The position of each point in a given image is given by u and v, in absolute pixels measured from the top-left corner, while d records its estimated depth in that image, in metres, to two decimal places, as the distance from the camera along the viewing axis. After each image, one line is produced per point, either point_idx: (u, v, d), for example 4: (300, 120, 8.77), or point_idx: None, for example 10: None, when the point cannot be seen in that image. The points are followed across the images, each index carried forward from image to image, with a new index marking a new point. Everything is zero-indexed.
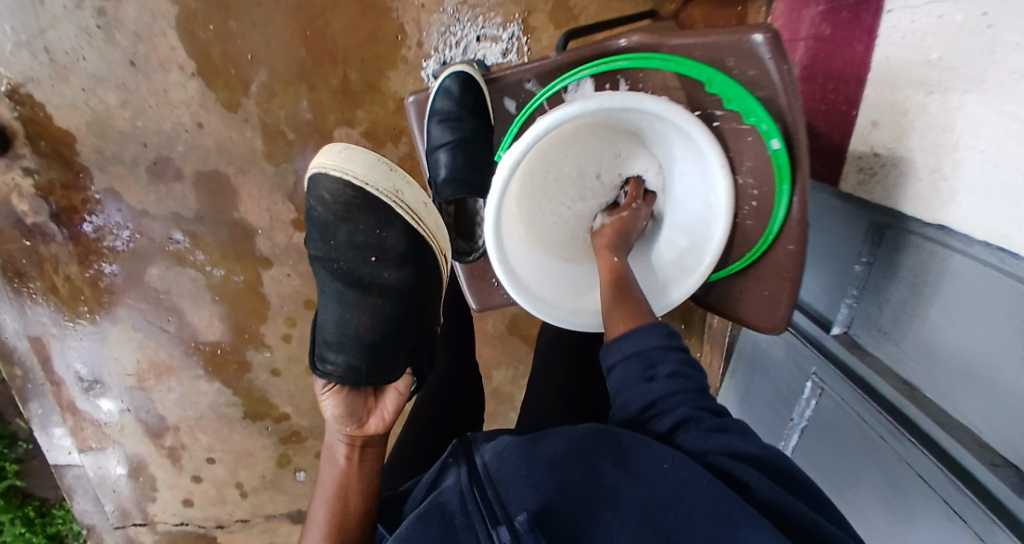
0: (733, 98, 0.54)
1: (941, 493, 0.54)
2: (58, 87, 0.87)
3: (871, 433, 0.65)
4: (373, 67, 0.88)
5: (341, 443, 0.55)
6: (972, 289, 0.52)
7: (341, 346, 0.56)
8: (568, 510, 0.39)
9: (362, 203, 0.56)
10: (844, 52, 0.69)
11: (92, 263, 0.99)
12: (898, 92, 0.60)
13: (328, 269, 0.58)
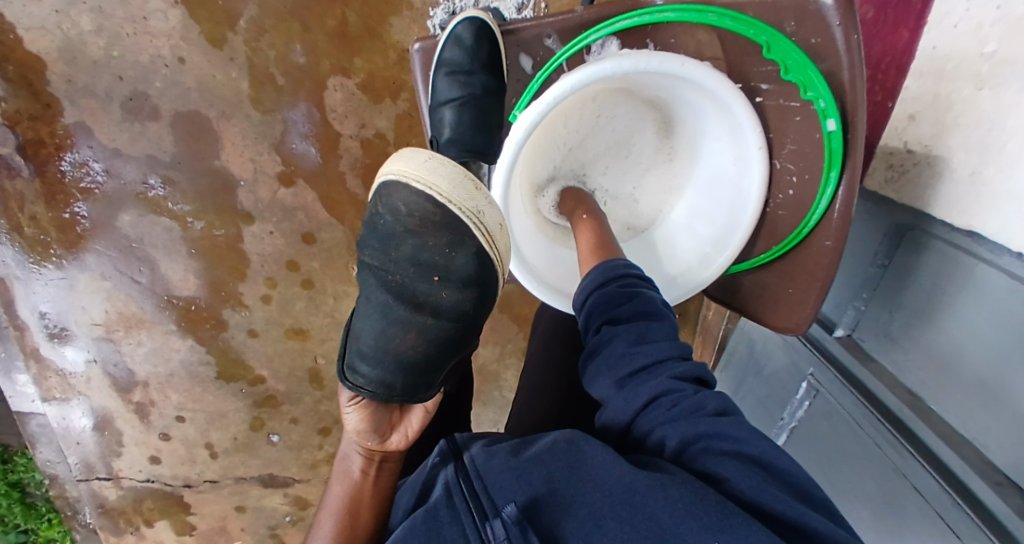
0: (792, 67, 0.48)
1: (935, 508, 0.50)
2: (28, 6, 0.79)
3: (864, 445, 0.60)
4: (375, 11, 0.80)
5: (358, 455, 0.48)
6: (998, 302, 0.47)
7: (376, 362, 0.46)
8: (556, 503, 0.36)
9: (441, 227, 0.43)
10: (888, 38, 0.62)
11: (58, 202, 0.92)
12: (945, 85, 0.54)
13: (377, 277, 0.46)
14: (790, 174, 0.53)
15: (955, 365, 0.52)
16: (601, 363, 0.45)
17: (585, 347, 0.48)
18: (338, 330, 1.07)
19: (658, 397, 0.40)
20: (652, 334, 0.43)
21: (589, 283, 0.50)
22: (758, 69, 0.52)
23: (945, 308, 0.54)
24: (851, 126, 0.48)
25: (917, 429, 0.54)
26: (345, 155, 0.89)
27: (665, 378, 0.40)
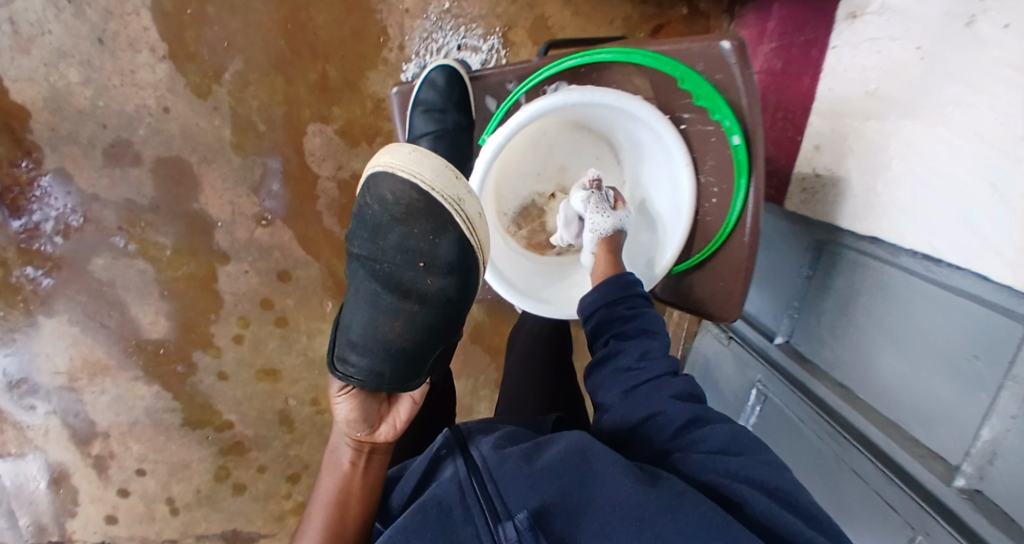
0: (703, 95, 0.57)
1: (879, 494, 0.58)
2: (17, 58, 0.83)
3: (817, 441, 0.68)
4: (354, 66, 0.88)
5: (347, 448, 0.51)
6: (900, 295, 0.57)
7: (365, 350, 0.49)
8: (565, 513, 0.39)
9: (426, 212, 0.48)
10: (796, 84, 0.73)
11: (30, 246, 0.93)
12: (842, 120, 0.63)
13: (367, 269, 0.50)
14: (712, 187, 0.61)
15: (874, 354, 0.61)
16: (607, 373, 0.52)
17: (593, 357, 0.55)
18: (311, 369, 1.07)
19: (658, 413, 0.47)
20: (652, 353, 0.51)
21: (598, 296, 0.56)
22: (678, 102, 0.60)
23: (862, 305, 0.63)
24: (752, 140, 0.57)
25: (854, 419, 0.62)
26: (322, 196, 0.94)
27: (667, 398, 0.47)
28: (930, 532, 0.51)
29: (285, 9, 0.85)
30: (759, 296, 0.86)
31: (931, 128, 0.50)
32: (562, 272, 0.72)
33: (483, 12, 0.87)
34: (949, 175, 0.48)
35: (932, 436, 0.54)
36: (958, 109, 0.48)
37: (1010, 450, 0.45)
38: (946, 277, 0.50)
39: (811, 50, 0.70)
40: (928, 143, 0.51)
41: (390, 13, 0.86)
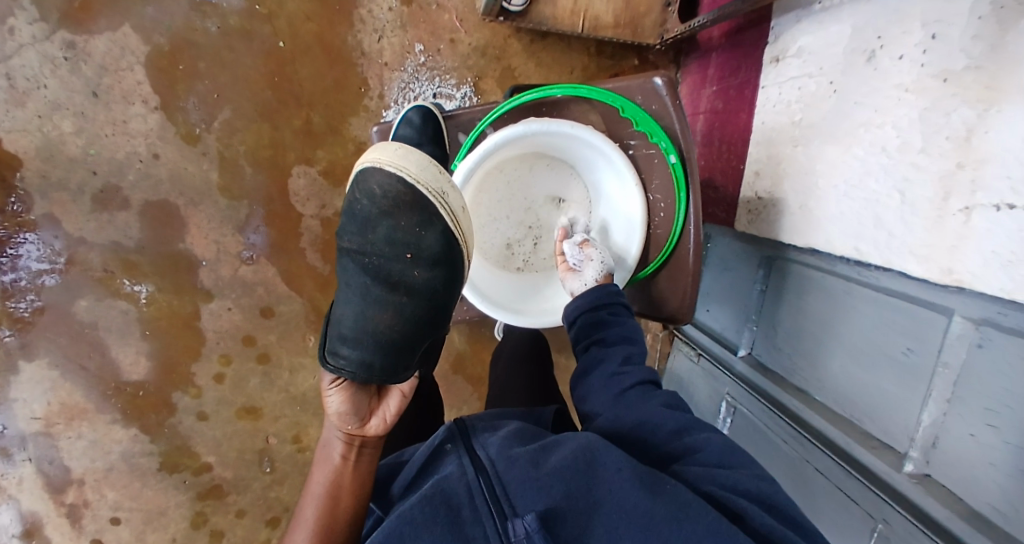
0: (642, 120, 0.65)
1: (839, 487, 0.62)
2: (11, 110, 0.88)
3: (782, 444, 0.72)
4: (336, 113, 0.95)
5: (339, 442, 0.54)
6: (843, 299, 0.64)
7: (356, 341, 0.53)
8: (569, 516, 0.42)
9: (412, 209, 0.52)
10: (734, 121, 0.82)
11: (12, 290, 0.94)
12: (773, 147, 0.72)
13: (358, 263, 0.54)
14: (659, 202, 0.68)
15: (826, 355, 0.67)
16: (597, 382, 0.58)
17: (577, 367, 0.61)
18: (292, 406, 1.08)
19: (649, 421, 0.52)
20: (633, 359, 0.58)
21: (586, 302, 0.62)
22: (625, 131, 0.68)
23: (811, 311, 0.70)
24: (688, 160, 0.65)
25: (811, 418, 0.67)
26: (305, 233, 0.99)
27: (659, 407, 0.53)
28: (884, 516, 0.56)
29: (272, 63, 0.92)
30: (721, 313, 0.92)
31: (846, 149, 0.59)
32: (535, 290, 0.76)
33: (456, 63, 0.96)
34: (865, 187, 0.56)
35: (878, 426, 0.59)
36: (867, 131, 0.56)
37: (948, 430, 0.51)
38: (882, 280, 0.57)
39: (745, 90, 0.79)
40: (845, 162, 0.59)
41: (370, 64, 0.94)
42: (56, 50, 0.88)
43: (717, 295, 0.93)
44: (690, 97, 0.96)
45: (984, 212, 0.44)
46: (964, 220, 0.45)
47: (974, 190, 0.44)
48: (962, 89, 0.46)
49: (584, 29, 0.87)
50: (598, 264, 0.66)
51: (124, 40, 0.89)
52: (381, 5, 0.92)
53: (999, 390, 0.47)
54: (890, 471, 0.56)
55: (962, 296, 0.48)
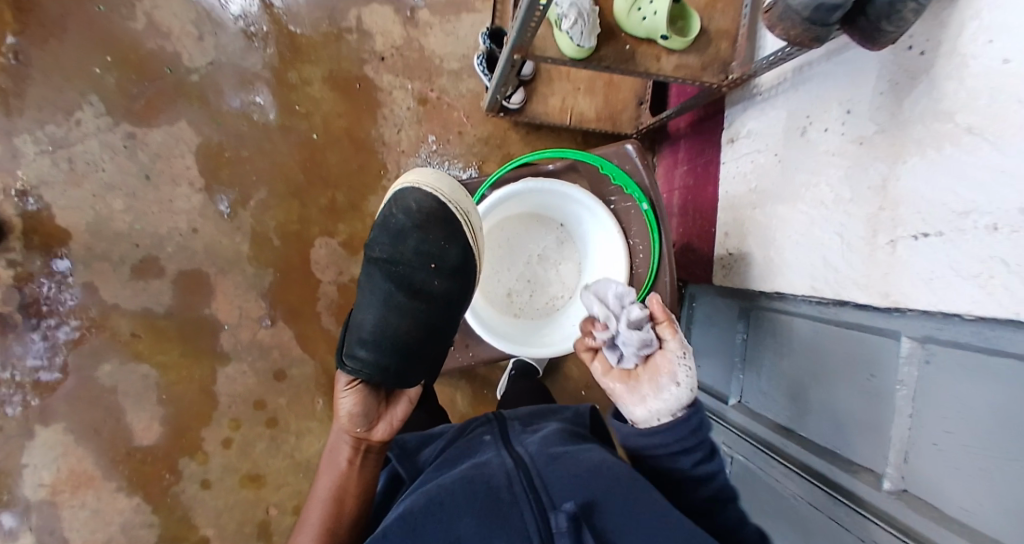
0: (618, 176, 0.78)
1: (833, 518, 0.63)
2: (67, 190, 1.02)
3: (778, 485, 0.74)
4: (358, 192, 1.08)
5: (346, 447, 0.60)
6: (810, 337, 0.71)
7: (374, 344, 0.61)
8: (602, 508, 0.46)
9: (440, 223, 0.64)
10: (702, 192, 0.96)
11: (41, 353, 1.00)
12: (735, 208, 0.84)
13: (385, 272, 0.64)
14: (637, 246, 0.79)
15: (805, 391, 0.73)
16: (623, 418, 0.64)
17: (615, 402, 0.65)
18: (295, 473, 1.08)
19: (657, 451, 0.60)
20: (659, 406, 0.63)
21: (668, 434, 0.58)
22: (606, 190, 0.81)
23: (786, 352, 0.77)
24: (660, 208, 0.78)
25: (800, 453, 0.71)
26: (323, 298, 1.07)
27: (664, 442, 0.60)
28: (874, 538, 0.57)
29: (305, 152, 1.07)
30: (711, 366, 0.98)
31: (795, 207, 0.70)
32: (537, 330, 0.83)
33: (463, 151, 1.11)
34: (812, 236, 0.66)
35: (860, 453, 0.63)
36: (807, 190, 0.67)
37: (916, 445, 0.56)
38: (842, 315, 0.65)
39: (709, 168, 0.93)
40: (794, 218, 0.70)
41: (389, 152, 1.09)
42: (117, 140, 1.03)
43: (705, 351, 1.00)
44: (665, 175, 1.11)
45: (905, 244, 0.53)
46: (891, 252, 0.55)
47: (896, 226, 0.54)
48: (874, 148, 0.57)
49: (571, 123, 1.03)
50: (678, 388, 0.61)
51: (180, 133, 1.05)
52: (401, 105, 1.09)
53: (953, 399, 0.52)
54: (875, 493, 0.59)
55: (909, 321, 0.55)
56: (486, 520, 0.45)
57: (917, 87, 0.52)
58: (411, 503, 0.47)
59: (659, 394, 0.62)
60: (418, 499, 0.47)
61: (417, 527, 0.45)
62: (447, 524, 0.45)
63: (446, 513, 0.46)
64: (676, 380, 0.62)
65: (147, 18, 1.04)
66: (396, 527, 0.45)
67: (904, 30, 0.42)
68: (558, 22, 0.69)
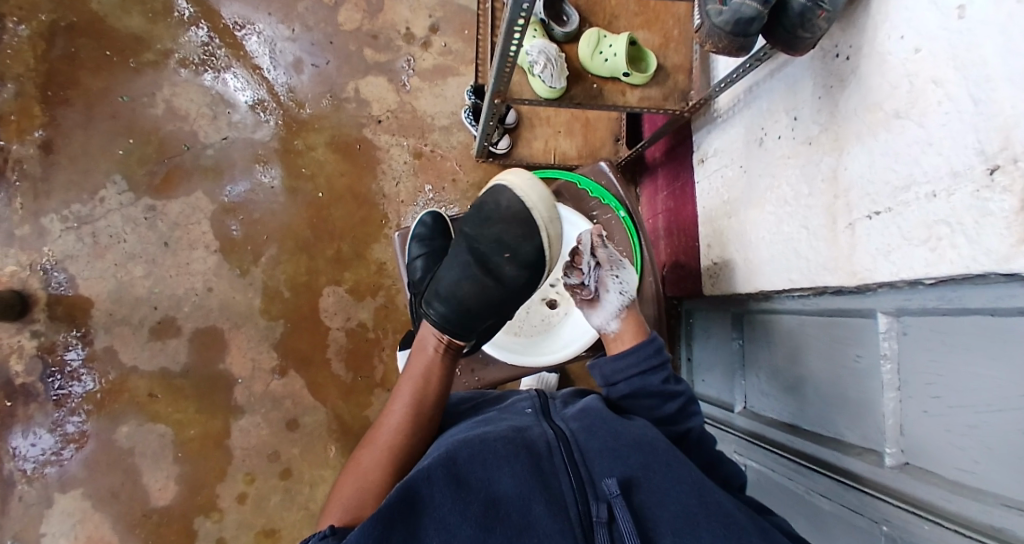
0: (595, 189, 0.88)
1: (843, 504, 0.63)
2: (92, 262, 1.11)
3: (791, 483, 0.74)
4: (362, 242, 1.16)
5: (432, 339, 0.69)
6: (795, 328, 0.75)
7: (446, 301, 0.69)
8: (645, 486, 0.46)
9: (521, 222, 0.69)
10: (682, 212, 1.05)
11: (64, 415, 1.08)
12: (712, 222, 0.93)
13: (470, 245, 0.71)
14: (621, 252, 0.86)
15: (798, 382, 0.75)
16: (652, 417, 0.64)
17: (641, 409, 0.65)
18: (309, 525, 1.09)
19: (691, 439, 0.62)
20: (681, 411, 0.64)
21: (634, 358, 0.65)
22: (589, 206, 0.88)
23: (777, 349, 0.80)
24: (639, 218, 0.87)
25: (802, 445, 0.72)
26: (332, 344, 1.13)
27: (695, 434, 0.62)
28: (881, 512, 0.56)
29: (311, 209, 1.16)
30: (716, 376, 1.02)
31: (766, 209, 0.76)
32: (540, 340, 0.87)
33: (458, 196, 1.19)
34: (783, 231, 0.72)
35: (858, 435, 0.63)
36: (772, 193, 0.74)
37: (907, 415, 0.55)
38: (817, 302, 0.70)
39: (684, 190, 1.04)
40: (768, 220, 0.76)
41: (389, 203, 1.17)
42: (139, 213, 1.13)
43: (707, 364, 1.06)
44: (649, 202, 1.22)
45: (862, 224, 0.58)
46: (850, 234, 0.60)
47: (850, 210, 0.60)
48: (820, 146, 0.64)
49: (556, 162, 1.12)
50: (615, 295, 0.74)
51: (196, 203, 1.14)
52: (398, 160, 1.18)
53: (929, 363, 0.52)
54: (874, 468, 0.59)
55: (881, 295, 0.58)
56: (532, 481, 0.44)
57: (848, 87, 0.59)
58: (456, 451, 0.46)
59: (606, 302, 0.74)
60: (462, 449, 0.46)
61: (460, 474, 0.44)
62: (490, 479, 0.44)
63: (490, 467, 0.45)
64: (612, 290, 0.74)
65: (166, 104, 1.16)
66: (441, 471, 0.44)
67: (819, 36, 0.51)
68: (530, 69, 0.79)
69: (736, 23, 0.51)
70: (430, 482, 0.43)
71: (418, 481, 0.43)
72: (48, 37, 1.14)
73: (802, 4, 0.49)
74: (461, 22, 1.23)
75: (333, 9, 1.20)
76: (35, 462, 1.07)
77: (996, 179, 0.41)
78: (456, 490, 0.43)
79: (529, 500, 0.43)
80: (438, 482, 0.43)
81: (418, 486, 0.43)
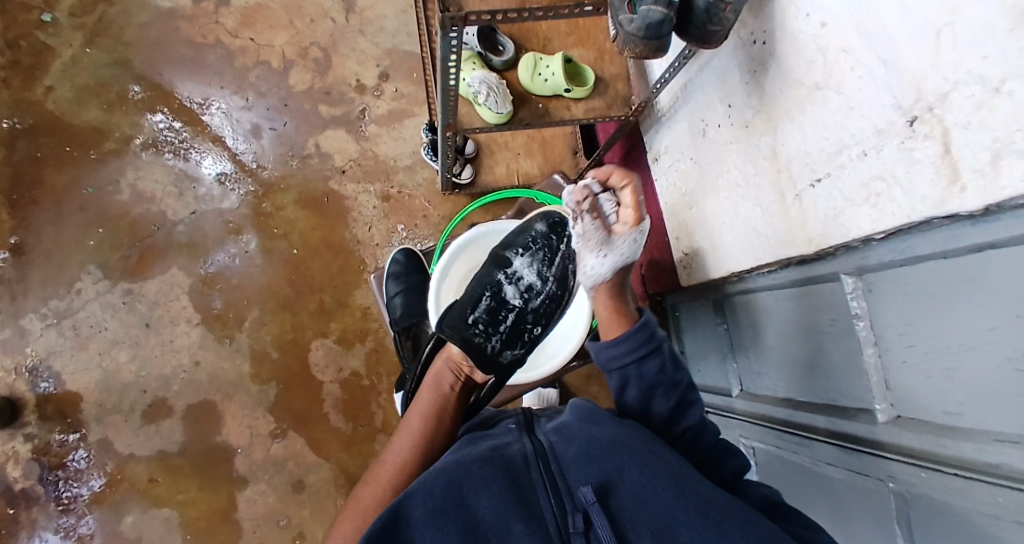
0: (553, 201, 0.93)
1: (849, 469, 0.63)
2: (76, 354, 1.11)
3: (798, 458, 0.74)
4: (343, 291, 1.17)
5: (451, 375, 0.71)
6: (772, 304, 0.77)
7: (456, 325, 0.74)
8: (620, 487, 0.45)
9: (565, 254, 0.81)
10: (648, 210, 1.09)
11: (65, 516, 1.06)
12: (676, 216, 0.97)
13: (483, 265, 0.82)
14: None
15: (786, 355, 0.76)
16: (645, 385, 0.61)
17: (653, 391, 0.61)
18: None
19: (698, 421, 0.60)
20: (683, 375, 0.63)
21: (625, 345, 0.62)
22: None
23: (761, 326, 0.81)
24: None
25: (800, 418, 0.73)
26: (327, 398, 1.13)
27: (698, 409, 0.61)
28: (885, 470, 0.56)
29: (289, 266, 1.17)
30: (710, 366, 1.03)
31: (722, 196, 0.79)
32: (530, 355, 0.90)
33: (431, 231, 1.21)
34: (741, 213, 0.75)
35: (850, 397, 0.63)
36: (725, 179, 0.77)
37: (889, 369, 0.56)
38: (784, 276, 0.72)
39: (647, 190, 1.07)
40: (727, 206, 0.79)
41: (365, 249, 1.19)
42: (117, 298, 1.13)
43: (700, 354, 1.07)
44: None
45: (808, 194, 0.60)
46: (799, 205, 0.62)
47: (795, 183, 0.62)
48: (756, 128, 0.67)
49: (520, 183, 1.14)
50: (634, 235, 0.70)
51: (173, 279, 1.15)
52: (367, 206, 1.21)
53: (899, 315, 0.53)
54: (868, 428, 0.59)
55: (840, 258, 0.60)
56: (509, 498, 0.44)
57: (770, 70, 0.62)
58: (433, 481, 0.47)
59: (614, 243, 0.69)
60: (438, 479, 0.47)
61: (437, 506, 0.45)
62: (467, 504, 0.45)
63: (467, 494, 0.45)
64: (638, 227, 0.69)
65: (132, 189, 1.17)
66: (420, 506, 0.45)
67: (728, 27, 0.55)
68: (475, 98, 0.83)
69: (648, 28, 0.54)
70: (411, 519, 0.45)
71: (398, 519, 0.44)
72: (7, 141, 1.16)
73: (705, 1, 0.53)
74: (408, 66, 1.27)
75: (284, 73, 1.24)
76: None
77: (917, 129, 0.43)
78: (433, 521, 0.44)
79: (506, 519, 0.43)
80: (418, 520, 0.44)
81: (399, 522, 0.44)
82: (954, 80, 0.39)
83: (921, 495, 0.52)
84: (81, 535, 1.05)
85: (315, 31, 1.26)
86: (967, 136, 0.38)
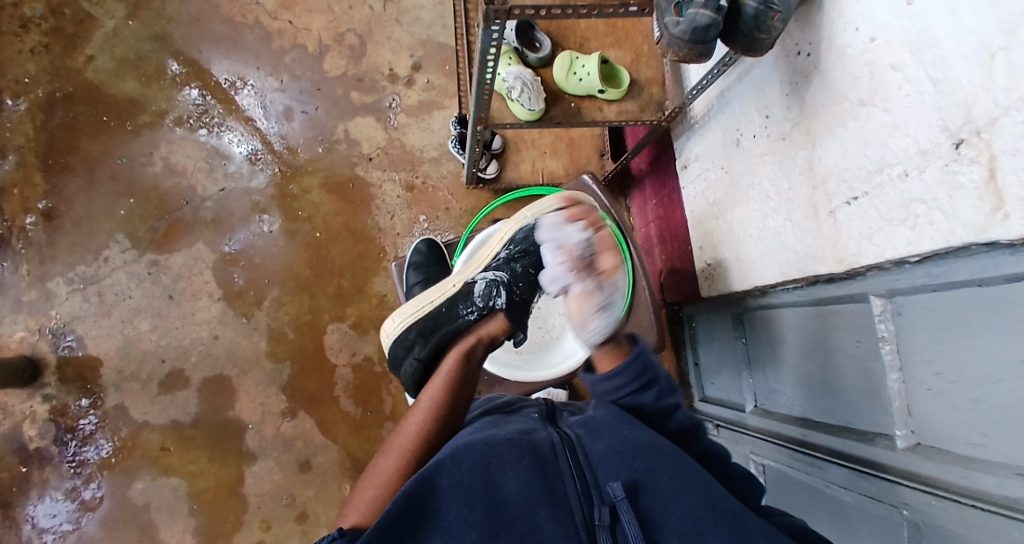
0: None
1: (863, 494, 0.61)
2: (99, 320, 1.13)
3: (809, 478, 0.73)
4: (362, 277, 1.18)
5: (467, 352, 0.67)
6: (794, 321, 0.76)
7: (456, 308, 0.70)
8: (653, 489, 0.45)
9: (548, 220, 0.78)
10: (673, 218, 1.08)
11: (78, 478, 1.08)
12: (702, 225, 0.96)
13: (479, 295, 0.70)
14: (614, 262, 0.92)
15: (806, 374, 0.75)
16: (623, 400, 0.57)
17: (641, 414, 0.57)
18: None
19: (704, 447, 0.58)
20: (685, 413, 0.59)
21: (620, 378, 0.57)
22: None
23: (780, 343, 0.80)
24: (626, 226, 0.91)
25: (815, 437, 0.71)
26: (339, 381, 1.14)
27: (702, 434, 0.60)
28: (899, 497, 0.55)
29: (311, 250, 1.18)
30: (724, 378, 1.02)
31: (752, 206, 0.78)
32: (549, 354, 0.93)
33: (452, 224, 1.22)
34: (772, 225, 0.74)
35: (869, 421, 0.62)
36: (756, 190, 0.76)
37: (913, 395, 0.54)
38: (810, 294, 0.70)
39: (673, 197, 1.06)
40: (756, 217, 0.78)
41: (386, 236, 1.20)
42: (143, 268, 1.15)
43: (715, 366, 1.05)
44: (640, 211, 1.25)
45: (844, 211, 0.59)
46: (833, 222, 0.61)
47: (830, 198, 0.61)
48: (794, 141, 0.66)
49: (544, 181, 1.14)
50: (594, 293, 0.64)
51: (198, 254, 1.17)
52: (391, 195, 1.21)
53: (927, 340, 0.51)
54: (886, 454, 0.58)
55: (869, 279, 0.59)
56: (538, 483, 0.44)
57: (813, 82, 0.61)
58: (461, 456, 0.45)
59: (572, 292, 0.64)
60: (467, 454, 0.46)
61: (464, 481, 0.44)
62: (495, 483, 0.44)
63: (494, 472, 0.45)
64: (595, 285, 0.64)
65: (164, 162, 1.20)
66: (448, 478, 0.44)
67: (775, 36, 0.54)
68: (508, 93, 0.83)
69: (694, 32, 0.54)
70: (437, 490, 0.43)
71: (424, 489, 0.43)
72: (45, 107, 1.19)
73: (755, 7, 0.52)
74: (441, 59, 1.28)
75: (318, 58, 1.25)
76: (56, 533, 1.07)
77: (964, 152, 0.42)
78: (459, 495, 0.43)
79: (534, 504, 0.42)
80: (442, 493, 0.43)
81: (426, 491, 0.43)
82: (1006, 105, 0.37)
83: (933, 525, 0.51)
84: (92, 499, 1.08)
85: (352, 18, 1.27)
86: (1016, 162, 0.37)
